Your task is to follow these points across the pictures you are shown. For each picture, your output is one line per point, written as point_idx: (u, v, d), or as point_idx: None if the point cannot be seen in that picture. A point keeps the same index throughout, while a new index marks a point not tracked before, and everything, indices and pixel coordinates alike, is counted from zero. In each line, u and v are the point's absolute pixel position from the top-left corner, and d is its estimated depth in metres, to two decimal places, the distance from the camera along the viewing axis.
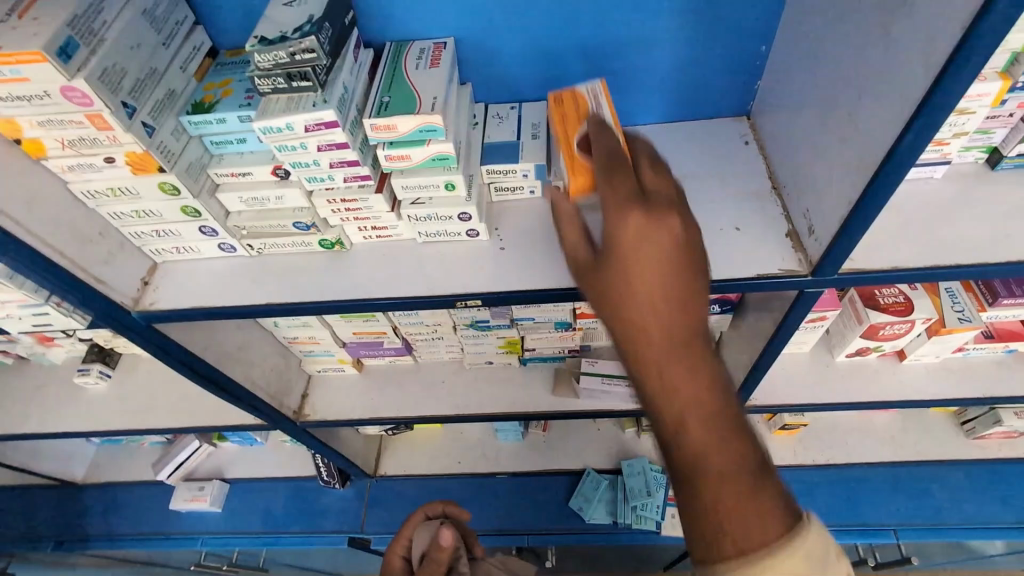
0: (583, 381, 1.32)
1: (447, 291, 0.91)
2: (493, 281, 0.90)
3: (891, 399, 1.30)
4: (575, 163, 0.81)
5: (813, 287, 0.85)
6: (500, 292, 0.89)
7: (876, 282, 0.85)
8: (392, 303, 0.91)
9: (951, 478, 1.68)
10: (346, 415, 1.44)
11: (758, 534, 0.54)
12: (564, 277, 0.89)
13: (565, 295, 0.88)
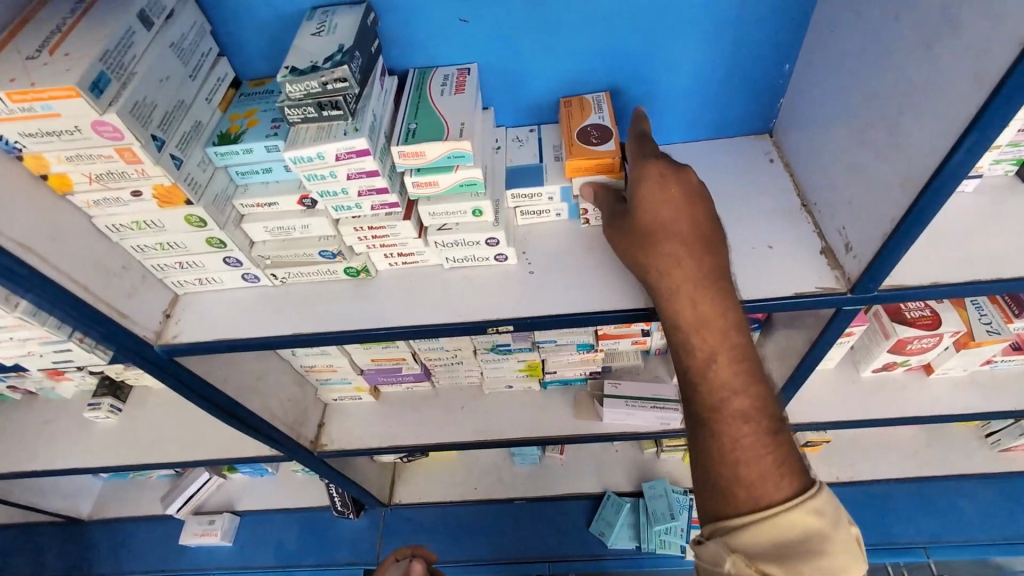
0: (607, 403, 1.30)
1: (478, 317, 0.89)
2: (524, 306, 0.89)
3: (921, 414, 1.28)
4: (575, 147, 0.89)
5: (852, 304, 0.84)
6: (532, 316, 0.87)
7: (917, 298, 0.84)
8: (421, 331, 0.89)
9: (980, 492, 1.65)
10: (364, 444, 1.41)
11: (773, 486, 0.67)
12: (597, 299, 0.87)
13: (599, 318, 0.86)
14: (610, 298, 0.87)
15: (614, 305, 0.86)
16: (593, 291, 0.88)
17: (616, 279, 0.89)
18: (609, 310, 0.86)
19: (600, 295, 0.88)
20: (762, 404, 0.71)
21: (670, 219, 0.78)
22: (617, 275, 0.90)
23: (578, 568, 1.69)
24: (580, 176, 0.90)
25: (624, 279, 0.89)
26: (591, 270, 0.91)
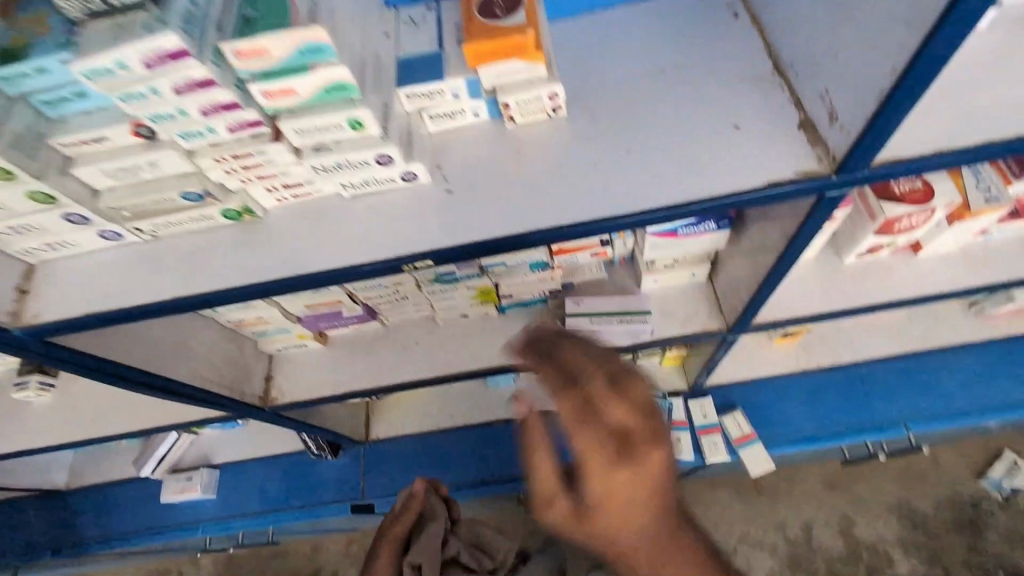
0: (569, 324, 1.18)
1: (390, 254, 0.73)
2: (444, 234, 0.73)
3: (908, 297, 1.18)
4: (473, 25, 0.70)
5: (838, 188, 0.70)
6: (453, 246, 0.72)
7: (915, 172, 0.69)
8: (323, 278, 0.73)
9: (959, 362, 1.63)
10: (317, 393, 1.31)
11: None
12: (529, 217, 0.72)
13: (533, 239, 0.71)
14: (545, 215, 0.71)
15: (550, 222, 0.71)
16: (524, 207, 0.72)
17: (551, 190, 0.73)
18: (544, 228, 0.71)
19: (532, 211, 0.72)
20: None
21: (616, 522, 0.62)
22: (551, 184, 0.73)
23: None
24: (483, 64, 0.71)
25: (560, 188, 0.73)
26: (520, 181, 0.75)
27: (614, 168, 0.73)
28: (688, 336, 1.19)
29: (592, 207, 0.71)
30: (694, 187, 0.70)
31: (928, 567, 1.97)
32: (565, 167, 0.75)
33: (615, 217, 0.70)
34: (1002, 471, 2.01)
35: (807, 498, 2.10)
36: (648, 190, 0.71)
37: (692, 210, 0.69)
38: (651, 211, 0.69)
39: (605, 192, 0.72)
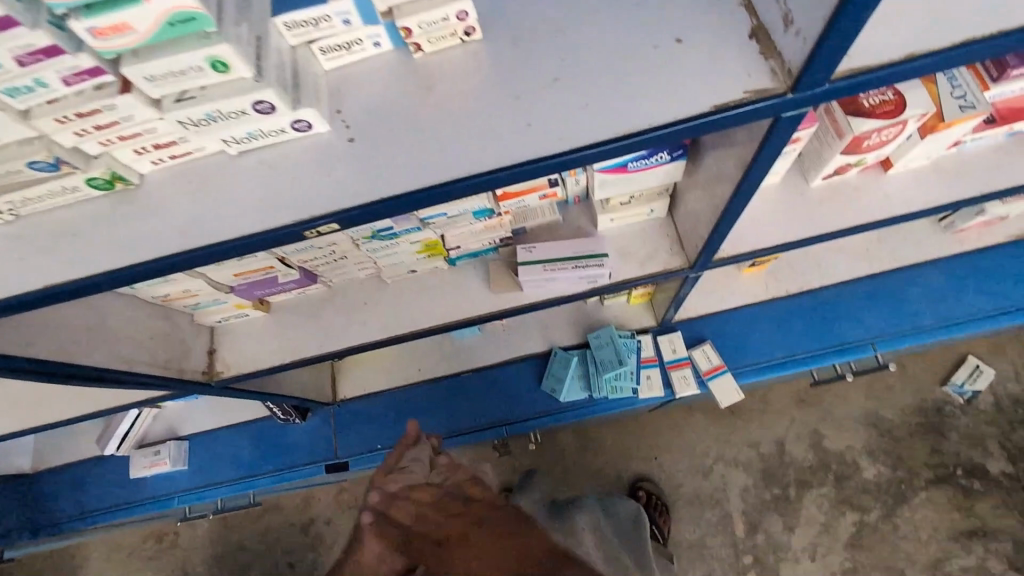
0: (521, 274, 1.10)
1: (287, 219, 0.63)
2: (347, 191, 0.62)
3: (878, 218, 1.12)
4: None
5: (796, 108, 0.60)
6: (359, 205, 0.61)
7: (881, 82, 0.60)
8: (213, 253, 0.63)
9: (925, 278, 1.62)
10: (264, 363, 1.23)
11: None
12: (444, 164, 0.61)
13: (451, 190, 0.61)
14: (463, 160, 0.61)
15: (469, 168, 0.61)
16: (438, 153, 0.62)
17: (469, 130, 0.62)
18: (463, 177, 0.60)
19: (448, 156, 0.61)
20: None
21: None
22: (469, 123, 0.62)
23: (535, 424, 1.70)
24: None
25: (479, 127, 0.62)
26: (433, 122, 0.63)
27: (540, 100, 0.62)
28: (649, 277, 1.12)
29: (516, 146, 0.60)
30: (633, 116, 0.60)
31: (893, 470, 2.05)
32: (484, 101, 0.63)
33: (543, 158, 0.60)
34: (965, 377, 2.06)
35: (779, 416, 2.15)
36: (581, 124, 0.60)
37: (632, 144, 0.59)
38: (584, 148, 0.59)
39: (530, 128, 0.61)
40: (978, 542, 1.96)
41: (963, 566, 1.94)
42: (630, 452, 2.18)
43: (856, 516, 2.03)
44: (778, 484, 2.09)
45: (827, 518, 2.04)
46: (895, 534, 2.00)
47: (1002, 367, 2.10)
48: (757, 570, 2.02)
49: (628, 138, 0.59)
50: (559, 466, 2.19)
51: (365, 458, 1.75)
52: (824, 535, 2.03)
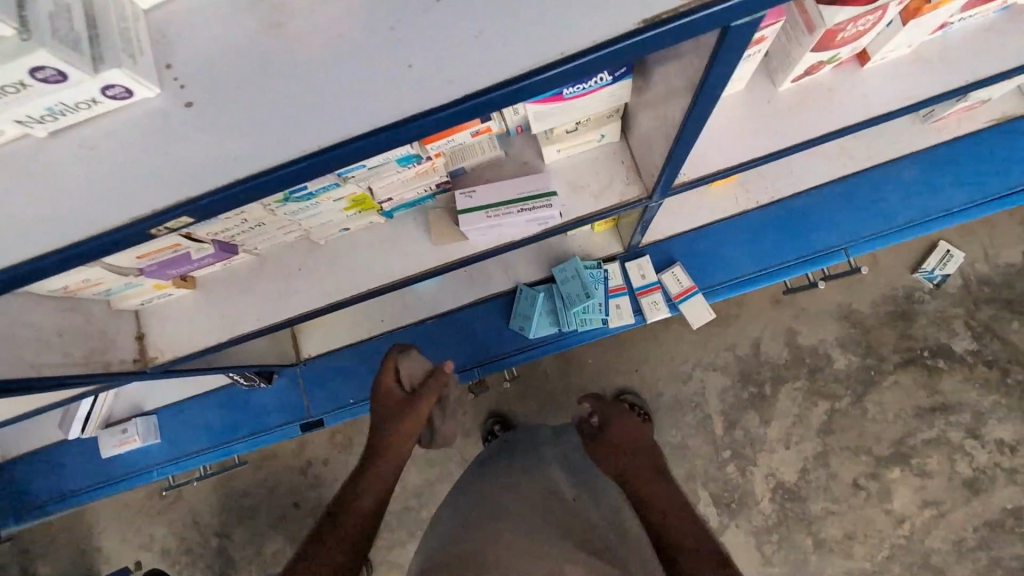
0: (462, 225, 1.00)
1: (122, 217, 0.50)
2: (192, 173, 0.50)
3: (852, 121, 1.01)
4: None
5: (743, 14, 0.49)
6: (211, 191, 0.49)
7: None
8: (39, 266, 0.51)
9: (899, 174, 1.54)
10: (199, 343, 1.13)
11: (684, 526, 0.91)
12: (311, 129, 0.49)
13: (327, 160, 0.49)
14: (336, 120, 0.49)
15: (342, 132, 0.49)
16: (303, 115, 0.49)
17: (338, 80, 0.49)
18: (338, 143, 0.48)
19: (315, 117, 0.49)
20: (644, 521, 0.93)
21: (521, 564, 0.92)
22: (337, 70, 0.50)
23: (506, 363, 1.67)
24: None
25: (349, 73, 0.49)
26: (292, 72, 0.50)
27: (422, 32, 0.49)
28: (606, 211, 1.02)
29: (396, 98, 0.49)
30: (541, 45, 0.48)
31: (863, 359, 2.10)
32: (352, 38, 0.50)
33: (434, 109, 0.48)
34: (936, 262, 2.05)
35: (754, 319, 2.15)
36: (477, 60, 0.48)
37: (544, 80, 0.48)
38: (483, 92, 0.48)
39: (413, 71, 0.49)
40: (940, 416, 2.05)
41: (926, 439, 2.05)
42: (609, 372, 2.19)
43: (827, 405, 2.10)
44: (754, 382, 2.13)
45: (800, 409, 2.11)
46: (864, 417, 2.08)
47: (972, 249, 2.09)
48: (735, 462, 2.12)
49: (537, 74, 0.47)
50: (540, 391, 2.21)
51: (339, 414, 1.72)
52: (798, 425, 2.11)
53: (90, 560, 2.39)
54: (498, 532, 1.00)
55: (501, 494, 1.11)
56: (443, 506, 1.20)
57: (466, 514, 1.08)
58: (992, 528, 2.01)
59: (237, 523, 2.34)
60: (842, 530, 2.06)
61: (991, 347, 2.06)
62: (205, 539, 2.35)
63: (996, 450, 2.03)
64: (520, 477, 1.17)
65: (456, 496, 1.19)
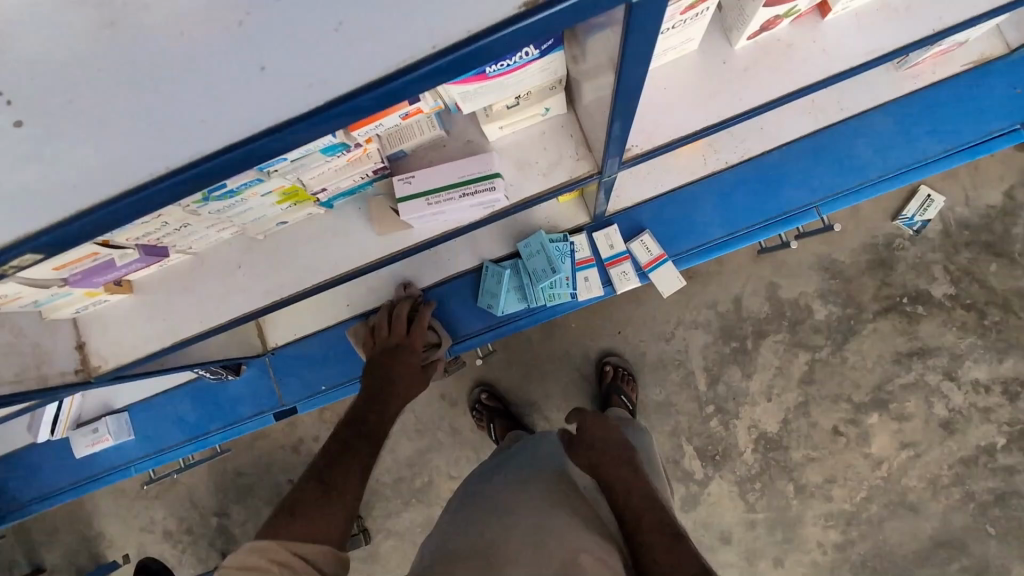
0: (403, 215, 0.95)
1: None
2: (29, 206, 0.45)
3: (812, 80, 0.94)
4: None
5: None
6: (54, 226, 0.44)
7: None
8: None
9: (873, 125, 1.48)
10: (142, 349, 1.08)
11: (677, 544, 0.86)
12: (158, 150, 0.44)
13: (181, 184, 0.44)
14: (184, 138, 0.44)
15: (193, 151, 0.44)
16: (150, 132, 0.44)
17: (186, 91, 0.44)
18: (192, 164, 0.44)
19: (164, 135, 0.44)
20: (642, 522, 0.93)
21: (512, 556, 0.92)
22: (182, 78, 0.44)
23: (476, 342, 1.64)
24: None
25: (198, 81, 0.44)
26: (133, 82, 0.45)
27: (275, 27, 0.44)
28: (553, 191, 0.97)
29: (250, 108, 0.43)
30: (409, 39, 0.42)
31: (843, 308, 2.09)
32: (199, 39, 0.45)
33: (295, 120, 0.43)
34: (916, 208, 2.01)
35: (734, 274, 2.12)
36: (339, 61, 0.43)
37: (419, 80, 0.43)
38: (347, 97, 0.43)
39: (267, 74, 0.43)
40: (918, 360, 2.07)
41: (903, 384, 2.07)
42: (588, 337, 2.17)
43: (808, 356, 2.10)
44: (736, 337, 2.13)
45: (781, 361, 2.11)
46: (844, 365, 2.09)
47: (951, 193, 2.05)
48: (718, 417, 2.14)
49: (406, 74, 0.42)
50: (523, 359, 2.19)
51: (311, 401, 1.69)
52: (779, 376, 2.12)
53: (94, 545, 2.42)
54: (497, 526, 1.00)
55: (500, 494, 1.12)
56: (453, 502, 1.21)
57: (467, 514, 1.09)
58: (966, 465, 2.05)
59: (234, 502, 2.36)
60: (823, 475, 2.10)
61: (970, 290, 2.04)
62: (205, 519, 2.38)
63: (972, 391, 2.05)
64: (530, 470, 1.20)
65: (466, 493, 1.21)
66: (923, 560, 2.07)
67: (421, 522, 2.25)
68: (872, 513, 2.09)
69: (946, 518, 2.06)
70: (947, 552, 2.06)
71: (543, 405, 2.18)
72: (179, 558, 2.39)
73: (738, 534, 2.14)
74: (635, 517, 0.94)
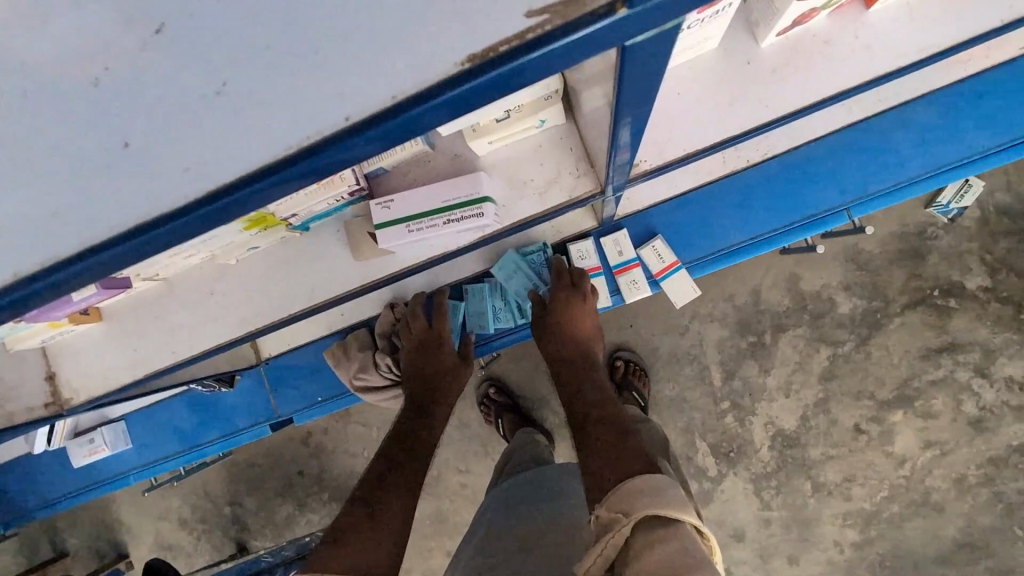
0: (382, 242, 0.89)
1: None
2: None
3: (850, 83, 0.84)
4: None
5: (638, 32, 0.39)
6: None
7: None
8: None
9: (914, 116, 1.32)
10: (117, 376, 1.02)
11: (627, 464, 0.85)
12: (30, 248, 0.43)
13: (59, 280, 0.44)
14: (51, 234, 0.43)
15: (68, 248, 0.43)
16: (20, 225, 0.43)
17: (44, 172, 0.43)
18: (52, 266, 0.43)
19: (35, 228, 0.43)
20: (600, 448, 0.93)
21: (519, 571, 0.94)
22: (39, 152, 0.43)
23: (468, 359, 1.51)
24: None
25: (54, 159, 0.43)
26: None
27: (138, 98, 0.42)
28: (549, 212, 0.92)
29: (123, 203, 0.43)
30: (316, 110, 0.41)
31: (869, 301, 1.95)
32: (50, 103, 0.43)
33: (174, 213, 0.43)
34: (952, 195, 1.82)
35: (754, 265, 1.98)
36: (221, 140, 0.42)
37: (323, 161, 0.42)
38: (238, 183, 0.42)
39: (132, 152, 0.43)
40: (948, 356, 1.93)
41: (930, 380, 1.94)
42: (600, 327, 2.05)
43: (830, 351, 1.98)
44: (753, 331, 2.00)
45: (801, 356, 1.99)
46: (868, 361, 1.97)
47: (991, 178, 1.87)
48: (734, 413, 2.04)
49: (310, 154, 0.42)
50: (530, 354, 2.09)
51: (308, 411, 1.63)
52: (798, 372, 2.00)
53: (112, 532, 2.41)
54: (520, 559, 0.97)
55: (518, 519, 1.08)
56: (475, 523, 1.18)
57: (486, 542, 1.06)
58: (995, 465, 1.93)
59: (245, 492, 2.34)
60: (841, 474, 2.01)
61: (1007, 283, 1.89)
62: (216, 509, 2.36)
63: (1005, 388, 1.92)
64: (545, 493, 1.15)
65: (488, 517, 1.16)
66: (945, 561, 1.97)
67: (429, 515, 2.20)
68: (893, 513, 1.99)
69: (970, 519, 1.95)
70: (971, 554, 1.96)
71: (552, 400, 2.10)
72: (193, 547, 2.38)
73: (751, 532, 2.06)
74: (597, 447, 0.94)
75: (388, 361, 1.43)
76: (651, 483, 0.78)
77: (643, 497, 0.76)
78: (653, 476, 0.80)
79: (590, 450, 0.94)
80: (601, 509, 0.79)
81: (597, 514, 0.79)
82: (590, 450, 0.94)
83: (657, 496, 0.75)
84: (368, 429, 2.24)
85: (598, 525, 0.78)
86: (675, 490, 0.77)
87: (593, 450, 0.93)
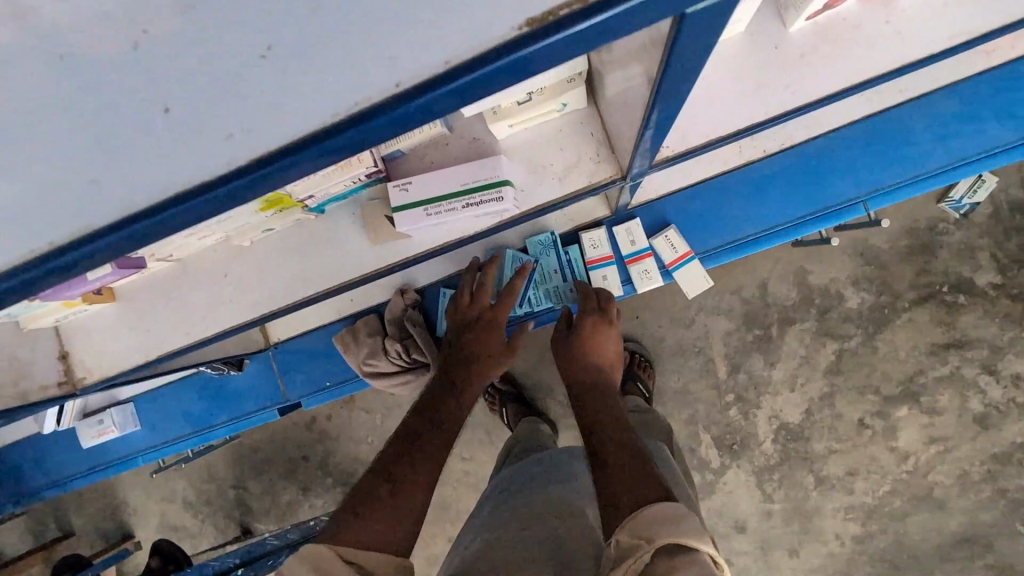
0: (397, 225, 0.89)
1: None
2: None
3: (877, 71, 0.82)
4: None
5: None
6: None
7: None
8: None
9: (938, 107, 1.29)
10: (129, 357, 1.02)
11: (648, 489, 0.83)
12: (69, 217, 0.43)
13: (96, 250, 0.44)
14: (90, 202, 0.43)
15: (108, 216, 0.43)
16: (58, 192, 0.43)
17: (86, 137, 0.42)
18: (90, 235, 0.44)
19: (75, 196, 0.43)
20: (623, 465, 0.91)
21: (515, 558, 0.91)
22: (79, 116, 0.42)
23: None
24: None
25: (90, 125, 0.42)
26: (19, 118, 0.42)
27: (181, 60, 0.42)
28: (568, 198, 0.92)
29: (166, 170, 0.43)
30: (364, 76, 0.41)
31: (877, 296, 1.93)
32: (90, 66, 0.42)
33: (216, 182, 0.42)
34: (965, 191, 1.80)
35: (763, 258, 1.97)
36: (262, 106, 0.41)
37: (370, 129, 0.42)
38: (283, 151, 0.42)
39: (173, 118, 0.42)
40: (956, 353, 1.92)
41: (937, 377, 1.93)
42: None
43: (837, 345, 1.97)
44: (760, 324, 2.00)
45: (808, 350, 1.98)
46: (875, 356, 1.96)
47: (1005, 174, 1.85)
48: (738, 406, 2.04)
49: (357, 122, 0.41)
50: (536, 344, 2.08)
51: (315, 396, 1.63)
52: (804, 366, 1.99)
53: (119, 513, 2.43)
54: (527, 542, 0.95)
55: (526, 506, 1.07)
56: (480, 506, 1.18)
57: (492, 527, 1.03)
58: (999, 462, 1.93)
59: (250, 475, 2.36)
60: (844, 467, 2.01)
61: (1017, 280, 1.87)
62: (221, 492, 2.38)
63: (1012, 385, 1.91)
64: (550, 481, 1.14)
65: (494, 500, 1.15)
66: (945, 556, 1.98)
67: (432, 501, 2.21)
68: (895, 508, 2.00)
69: (972, 515, 1.96)
70: (971, 549, 1.97)
71: (556, 389, 2.10)
72: (198, 528, 2.40)
73: (752, 524, 2.07)
74: (620, 465, 0.91)
75: (399, 348, 1.42)
76: (672, 509, 0.78)
77: (665, 526, 0.75)
78: (676, 506, 0.78)
79: (611, 467, 0.91)
80: (622, 532, 0.77)
81: (617, 538, 0.77)
82: (613, 467, 0.91)
83: (679, 525, 0.75)
84: (373, 416, 2.25)
85: (617, 550, 0.76)
86: (692, 519, 0.77)
87: (617, 468, 0.90)
